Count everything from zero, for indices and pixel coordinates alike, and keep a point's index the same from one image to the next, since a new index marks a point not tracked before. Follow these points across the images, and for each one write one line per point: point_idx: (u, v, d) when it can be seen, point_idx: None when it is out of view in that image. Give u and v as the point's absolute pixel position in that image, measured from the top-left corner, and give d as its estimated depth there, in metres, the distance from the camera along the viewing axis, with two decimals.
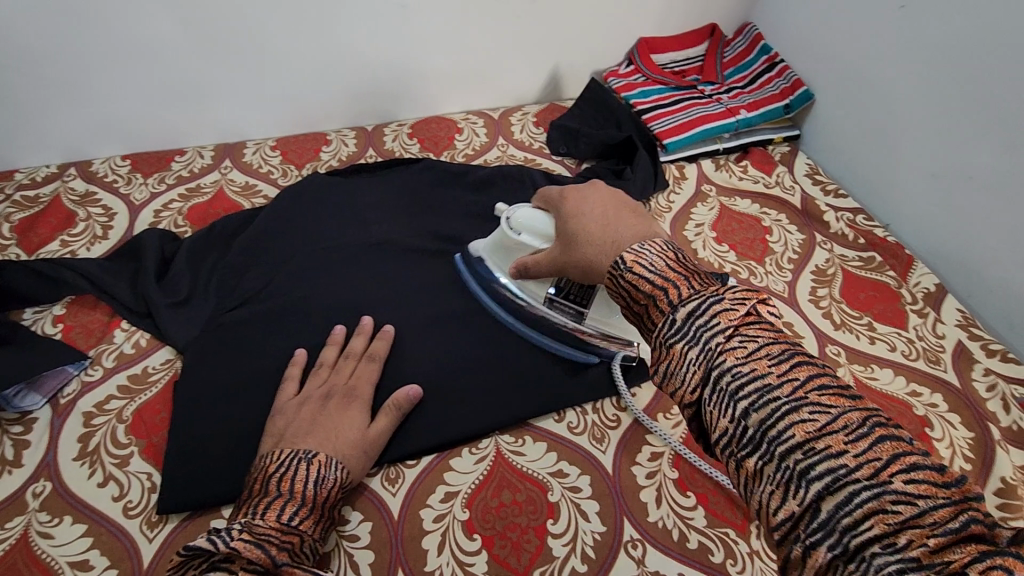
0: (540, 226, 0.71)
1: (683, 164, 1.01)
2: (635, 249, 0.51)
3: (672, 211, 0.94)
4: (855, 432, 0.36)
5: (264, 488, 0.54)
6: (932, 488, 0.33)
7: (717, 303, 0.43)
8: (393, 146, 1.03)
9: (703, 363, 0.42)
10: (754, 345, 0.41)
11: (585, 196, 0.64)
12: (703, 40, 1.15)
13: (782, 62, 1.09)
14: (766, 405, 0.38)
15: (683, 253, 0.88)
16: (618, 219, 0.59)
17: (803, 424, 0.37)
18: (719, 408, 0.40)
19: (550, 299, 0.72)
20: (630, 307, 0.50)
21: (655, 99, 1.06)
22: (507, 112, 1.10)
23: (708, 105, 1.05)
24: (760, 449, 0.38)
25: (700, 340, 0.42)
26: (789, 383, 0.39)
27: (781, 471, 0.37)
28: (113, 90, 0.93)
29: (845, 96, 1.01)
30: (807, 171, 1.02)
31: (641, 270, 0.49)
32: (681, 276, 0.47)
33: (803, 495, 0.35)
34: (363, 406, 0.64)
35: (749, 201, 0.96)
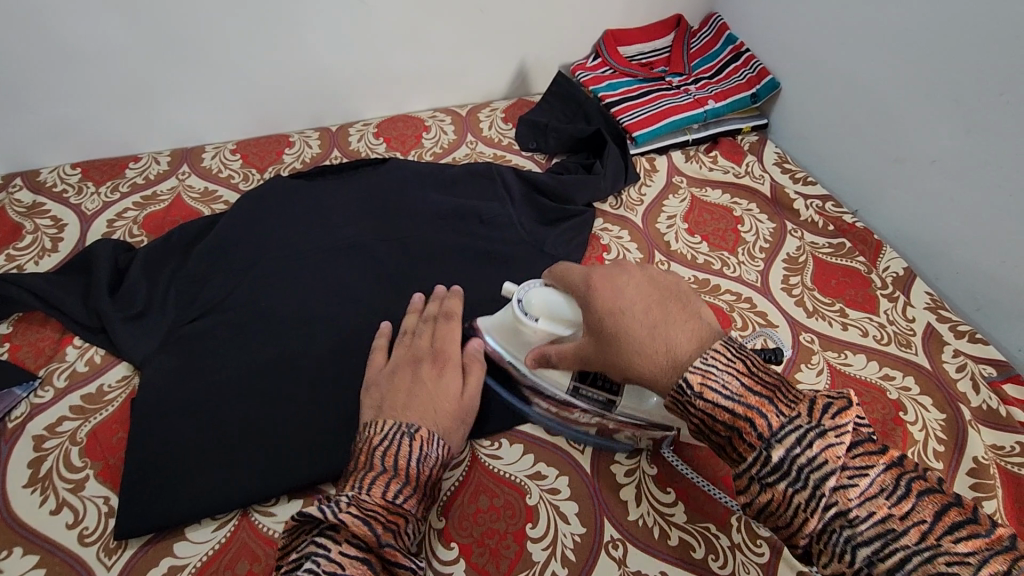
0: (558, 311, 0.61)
1: (653, 156, 1.00)
2: (700, 365, 0.46)
3: (644, 204, 0.94)
4: (909, 503, 0.40)
5: (370, 461, 0.54)
6: (963, 531, 0.39)
7: (807, 432, 0.43)
8: (358, 146, 1.00)
9: (775, 455, 0.43)
10: (821, 428, 0.43)
11: (618, 284, 0.55)
12: (670, 31, 1.15)
13: (747, 52, 1.09)
14: (822, 477, 0.41)
15: (655, 246, 0.88)
16: (668, 319, 0.51)
17: (848, 491, 0.41)
18: (780, 489, 0.42)
19: (575, 386, 0.62)
20: (702, 431, 0.47)
21: (624, 92, 1.06)
22: (475, 109, 1.08)
23: (676, 96, 1.04)
24: (833, 533, 0.41)
25: (775, 442, 0.43)
26: (857, 469, 0.41)
27: (839, 537, 0.41)
28: (60, 95, 0.89)
29: (810, 84, 1.01)
30: (776, 159, 1.02)
31: (714, 396, 0.45)
32: (762, 402, 0.44)
33: (861, 561, 0.40)
34: (451, 370, 0.63)
35: (720, 191, 0.96)
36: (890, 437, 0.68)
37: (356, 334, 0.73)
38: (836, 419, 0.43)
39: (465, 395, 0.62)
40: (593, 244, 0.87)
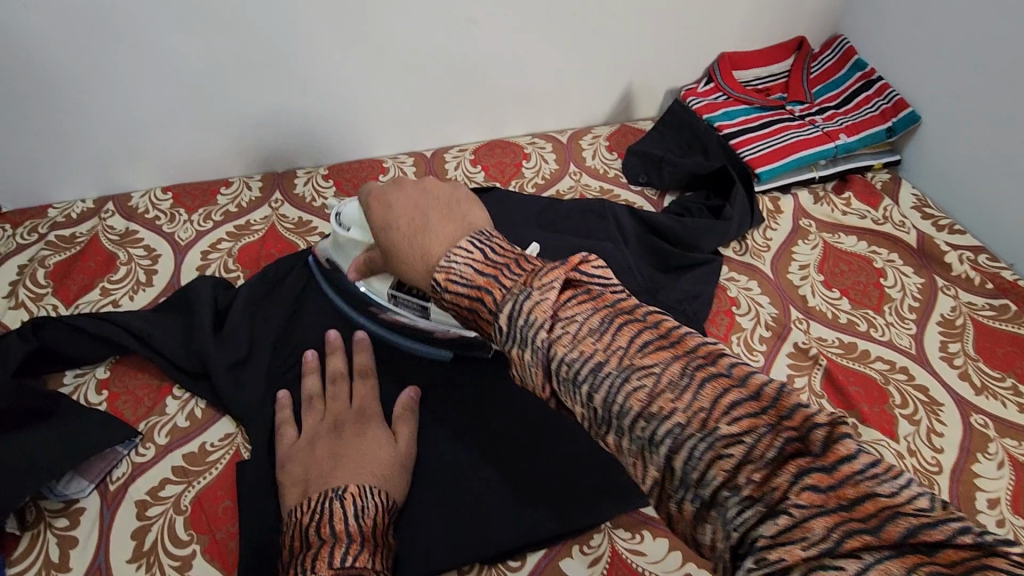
0: (362, 220, 0.67)
1: (776, 195, 0.92)
2: (443, 263, 0.46)
3: (772, 250, 0.85)
4: (703, 402, 0.35)
5: (305, 541, 0.47)
6: (713, 376, 0.35)
7: (527, 299, 0.40)
8: (456, 175, 0.94)
9: (540, 360, 0.39)
10: (574, 326, 0.39)
11: (388, 202, 0.56)
12: (789, 54, 1.05)
13: (880, 80, 0.99)
14: (613, 386, 0.37)
15: (790, 300, 0.79)
16: (424, 220, 0.52)
17: (825, 573, 0.29)
18: (525, 358, 0.40)
19: (393, 295, 0.66)
20: (461, 323, 0.47)
21: (741, 122, 0.97)
22: (576, 136, 1.01)
23: (802, 127, 0.95)
24: (612, 427, 0.37)
25: (527, 343, 0.40)
26: (660, 387, 0.36)
27: (573, 387, 0.38)
28: (152, 116, 0.85)
29: (958, 119, 0.90)
30: (915, 203, 0.92)
31: (453, 286, 0.45)
32: (492, 280, 0.43)
33: (584, 397, 0.38)
34: (380, 423, 0.60)
35: (855, 237, 0.86)
36: None
37: (473, 394, 0.66)
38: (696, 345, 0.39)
39: (402, 444, 0.59)
40: (720, 295, 0.79)
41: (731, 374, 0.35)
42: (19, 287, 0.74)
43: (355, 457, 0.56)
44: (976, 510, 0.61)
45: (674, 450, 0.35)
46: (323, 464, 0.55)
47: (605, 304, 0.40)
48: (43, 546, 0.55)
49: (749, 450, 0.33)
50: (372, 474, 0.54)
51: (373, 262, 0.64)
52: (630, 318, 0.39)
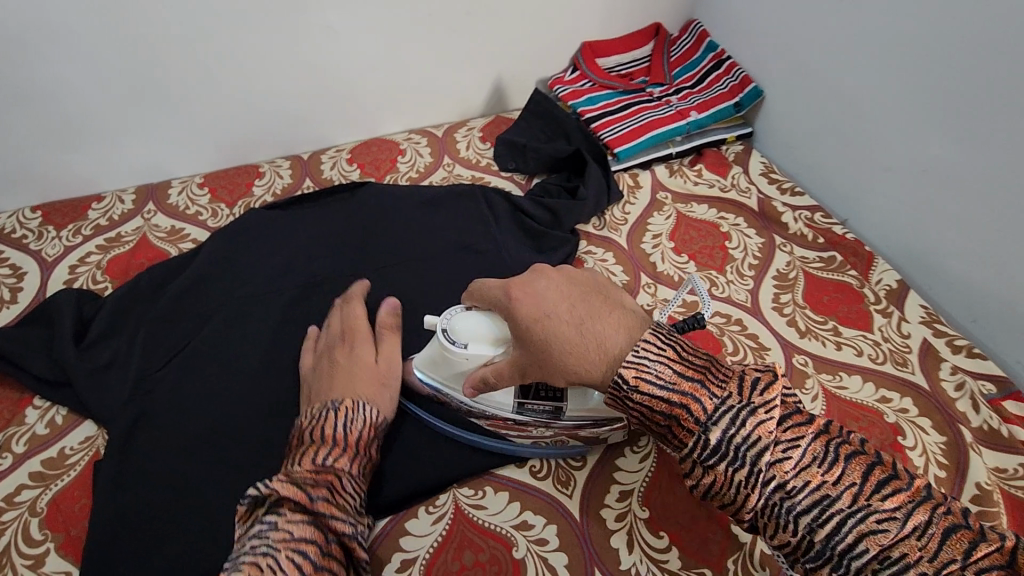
0: (480, 331, 0.61)
1: (637, 171, 0.98)
2: (634, 359, 0.53)
3: (628, 223, 0.91)
4: (918, 532, 0.45)
5: (302, 440, 0.58)
6: (891, 490, 0.46)
7: (749, 414, 0.50)
8: (331, 175, 0.97)
9: (755, 484, 0.49)
10: (800, 455, 0.49)
11: (538, 291, 0.58)
12: (649, 40, 1.12)
13: (729, 59, 1.07)
14: (839, 523, 0.46)
15: (641, 267, 0.85)
16: (585, 314, 0.56)
17: (876, 535, 0.45)
18: (734, 475, 0.50)
19: (520, 402, 0.62)
20: (646, 420, 0.55)
21: (603, 106, 1.03)
22: (451, 129, 1.06)
23: (657, 108, 1.02)
24: (834, 565, 0.46)
25: (748, 463, 0.49)
26: (843, 489, 0.47)
27: (782, 509, 0.48)
28: (11, 138, 0.85)
29: (793, 93, 0.98)
30: (762, 170, 1.00)
31: (649, 387, 0.52)
32: (695, 382, 0.52)
33: (803, 528, 0.47)
34: (365, 340, 0.67)
35: (705, 206, 0.93)
36: None
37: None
38: (765, 394, 0.51)
39: (381, 362, 0.66)
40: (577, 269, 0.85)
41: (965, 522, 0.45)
42: None
43: (345, 378, 0.63)
44: None
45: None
46: (323, 383, 0.64)
47: (783, 401, 0.52)
48: None
49: (805, 457, 0.49)
50: (357, 390, 0.62)
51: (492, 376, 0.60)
52: (852, 452, 0.49)
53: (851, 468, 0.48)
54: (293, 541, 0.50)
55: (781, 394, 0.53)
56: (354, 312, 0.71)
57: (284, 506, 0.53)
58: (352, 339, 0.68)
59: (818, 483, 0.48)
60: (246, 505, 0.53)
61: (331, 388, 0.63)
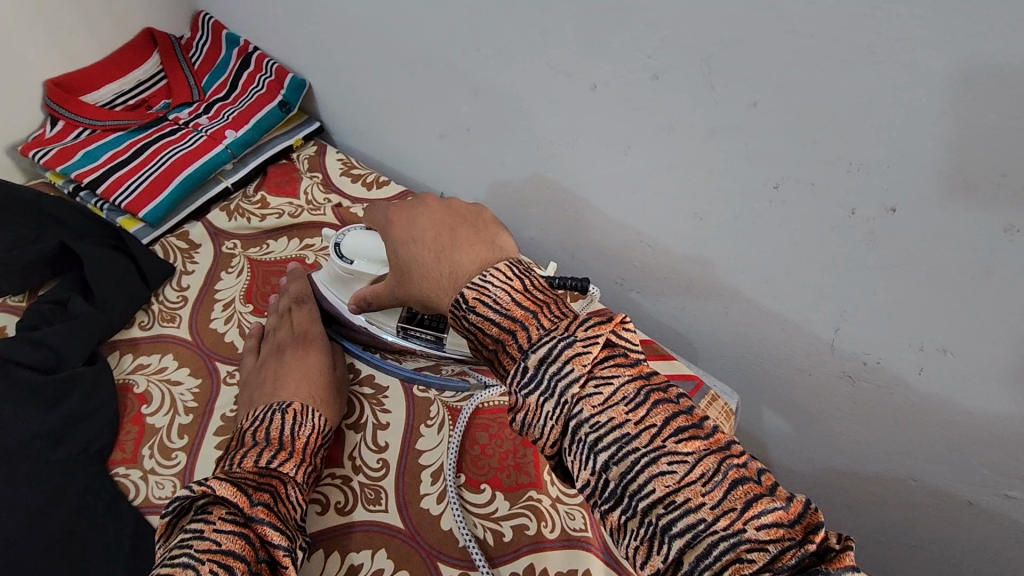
0: (370, 253, 0.61)
1: (187, 227, 0.78)
2: (478, 282, 0.48)
3: (188, 302, 0.71)
4: (710, 481, 0.37)
5: (241, 441, 0.54)
6: (689, 435, 0.39)
7: (568, 346, 0.42)
8: None
9: (560, 416, 0.42)
10: (610, 390, 0.41)
11: (412, 217, 0.56)
12: (151, 53, 0.88)
13: (256, 50, 0.88)
14: (635, 463, 0.39)
15: (215, 354, 0.67)
16: (452, 241, 0.52)
17: (664, 477, 0.38)
18: (543, 408, 0.42)
19: (404, 327, 0.63)
20: (479, 346, 0.49)
21: (110, 158, 0.79)
22: None
23: (185, 138, 0.81)
24: (622, 504, 0.39)
25: (555, 392, 0.42)
26: (647, 432, 0.39)
27: (583, 445, 0.41)
28: None
29: (330, 74, 0.85)
30: (342, 168, 0.86)
31: (486, 311, 0.47)
32: (528, 314, 0.46)
33: (600, 466, 0.40)
34: (320, 347, 0.64)
35: (283, 239, 0.78)
36: (522, 470, 0.59)
37: None
38: (592, 330, 0.43)
39: (321, 368, 0.62)
40: (125, 400, 0.63)
41: (759, 478, 0.38)
42: None
43: (296, 379, 0.60)
44: (422, 495, 0.58)
45: (663, 524, 0.37)
46: (266, 386, 0.60)
47: (614, 351, 0.44)
48: None
49: (616, 395, 0.41)
50: (301, 395, 0.58)
51: (374, 298, 0.60)
52: (667, 397, 0.41)
53: (654, 410, 0.40)
54: (222, 551, 0.42)
55: (620, 335, 0.45)
56: (305, 317, 0.66)
57: (215, 511, 0.45)
58: (306, 335, 0.64)
59: (621, 423, 0.40)
60: (172, 510, 0.45)
61: (278, 392, 0.59)
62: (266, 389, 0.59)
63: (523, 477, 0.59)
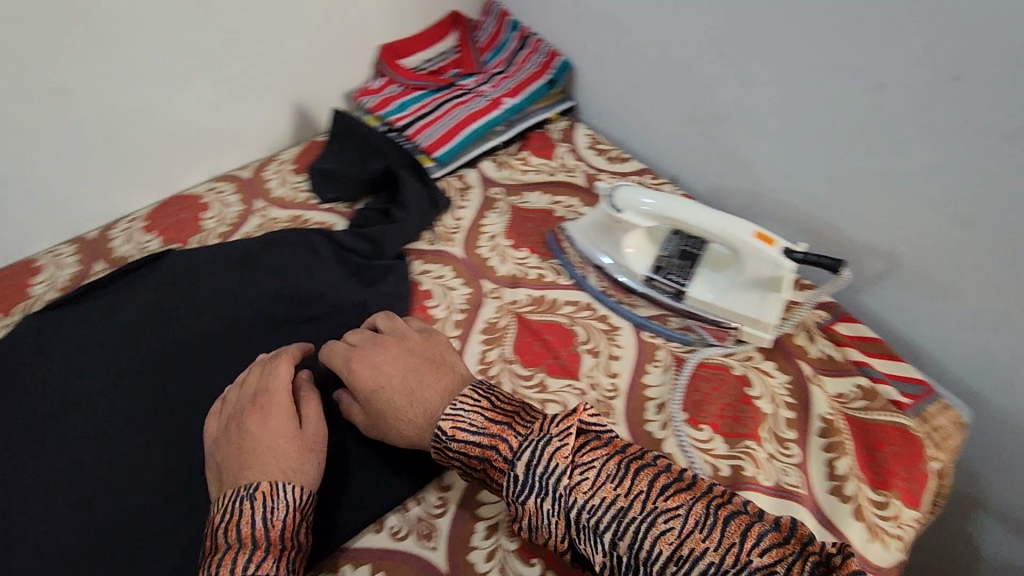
0: (641, 205, 0.69)
1: (463, 171, 0.94)
2: (450, 411, 0.56)
3: (462, 230, 0.87)
4: (707, 527, 0.47)
5: (213, 542, 0.49)
6: (672, 491, 0.49)
7: (547, 445, 0.51)
8: (127, 250, 0.85)
9: (560, 510, 0.50)
10: (594, 473, 0.50)
11: (375, 364, 0.61)
12: (451, 30, 1.06)
13: (534, 34, 1.03)
14: (641, 530, 0.47)
15: (481, 273, 0.81)
16: (417, 380, 0.60)
17: (666, 537, 0.47)
18: (543, 507, 0.50)
19: (649, 277, 0.76)
20: (467, 468, 0.56)
21: (415, 110, 0.97)
22: (259, 168, 0.96)
23: (472, 101, 0.97)
24: (639, 573, 0.47)
25: (549, 491, 0.50)
26: (638, 500, 0.49)
27: (590, 529, 0.49)
28: None
29: (597, 60, 0.97)
30: (589, 142, 0.98)
31: (464, 435, 0.55)
32: (503, 426, 0.54)
33: (609, 545, 0.48)
34: (287, 407, 0.58)
35: (538, 193, 0.91)
36: (741, 422, 0.65)
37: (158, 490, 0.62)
38: (560, 425, 0.52)
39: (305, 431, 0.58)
40: (414, 293, 0.80)
41: (747, 508, 0.48)
42: None
43: (262, 452, 0.54)
44: (647, 420, 0.66)
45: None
46: (229, 457, 0.55)
47: (581, 441, 0.52)
48: None
49: (601, 475, 0.50)
50: (280, 468, 0.54)
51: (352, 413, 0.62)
52: (644, 465, 0.51)
53: (635, 480, 0.49)
54: None
55: (585, 424, 0.53)
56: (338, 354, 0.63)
57: None
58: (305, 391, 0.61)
59: (612, 499, 0.49)
60: None
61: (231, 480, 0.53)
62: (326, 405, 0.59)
63: (742, 429, 0.65)
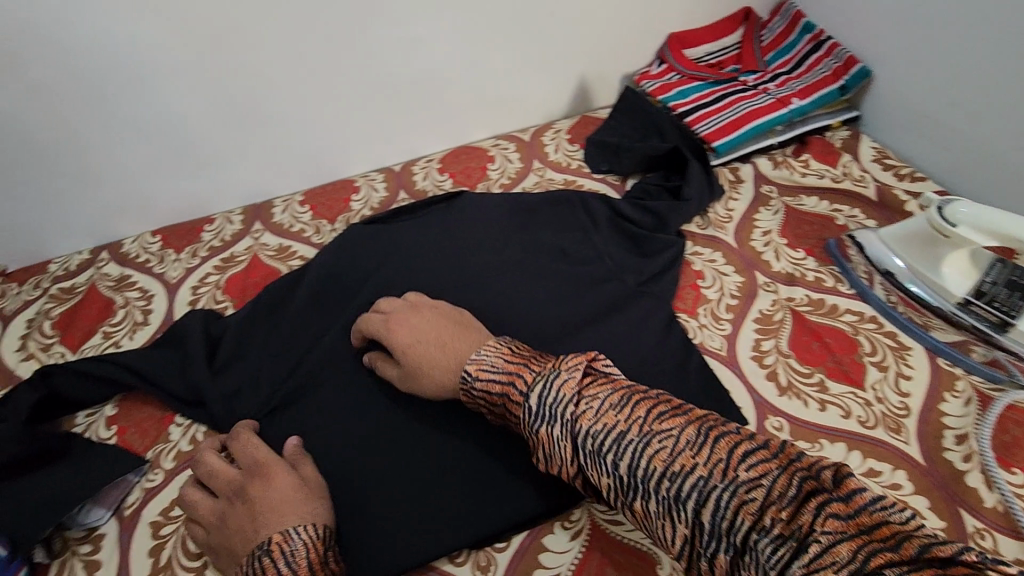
0: (982, 220, 0.66)
1: (736, 165, 0.94)
2: (476, 356, 0.59)
3: (733, 220, 0.87)
4: (695, 445, 0.46)
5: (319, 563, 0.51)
6: (667, 416, 0.48)
7: (559, 377, 0.52)
8: (424, 186, 0.97)
9: (568, 433, 0.50)
10: (597, 403, 0.50)
11: (419, 317, 0.66)
12: (737, 26, 1.06)
13: (829, 39, 0.99)
14: (635, 451, 0.47)
15: (755, 266, 0.81)
16: (440, 339, 0.63)
17: (660, 454, 0.46)
18: (554, 434, 0.50)
19: (964, 302, 0.71)
20: (491, 409, 0.58)
21: (696, 99, 0.98)
22: (537, 133, 1.04)
23: (755, 97, 0.96)
24: (643, 493, 0.47)
25: (557, 417, 0.50)
26: (636, 424, 0.48)
27: (598, 455, 0.48)
28: (117, 165, 0.87)
29: (905, 70, 0.91)
30: (875, 155, 0.93)
31: (486, 373, 0.57)
32: (521, 365, 0.56)
33: (612, 467, 0.48)
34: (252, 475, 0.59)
35: (817, 198, 0.88)
36: None
37: None
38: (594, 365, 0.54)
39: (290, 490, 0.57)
40: (685, 271, 0.81)
41: (740, 432, 0.46)
42: (29, 340, 0.80)
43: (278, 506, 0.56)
44: (945, 448, 0.63)
45: (678, 493, 0.45)
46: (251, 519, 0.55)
47: (609, 381, 0.52)
48: (70, 571, 0.60)
49: (605, 405, 0.50)
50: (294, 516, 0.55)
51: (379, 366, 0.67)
52: (644, 396, 0.51)
53: (634, 407, 0.49)
54: None
55: (598, 368, 0.54)
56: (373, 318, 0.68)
57: None
58: (406, 321, 0.66)
59: (613, 424, 0.49)
60: None
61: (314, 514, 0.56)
62: (435, 339, 0.63)
63: None
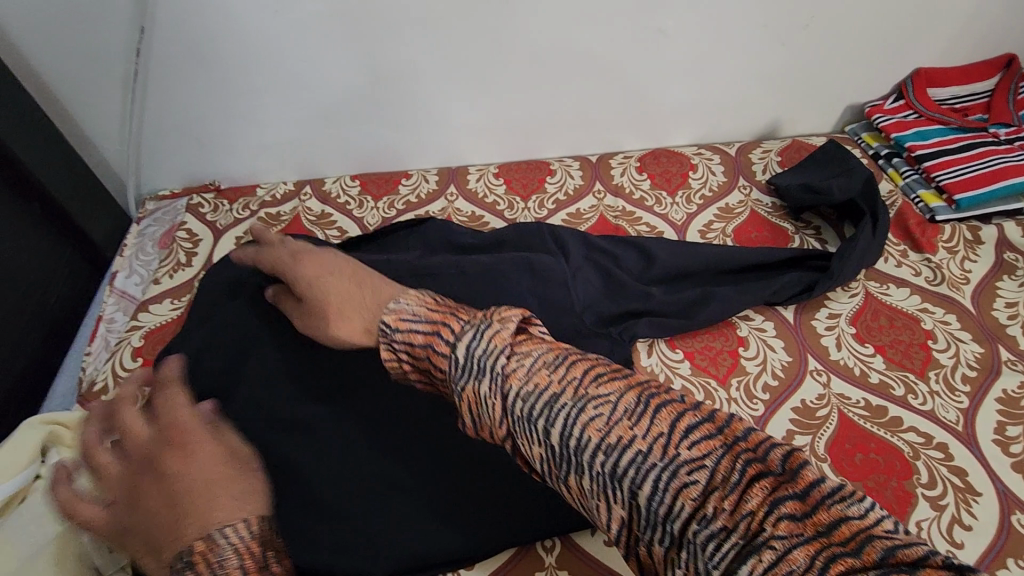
0: None
1: (975, 224, 0.85)
2: (392, 305, 0.47)
3: (971, 283, 0.78)
4: (634, 414, 0.35)
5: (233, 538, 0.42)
6: (606, 379, 0.38)
7: (485, 328, 0.41)
8: (622, 181, 0.94)
9: (494, 391, 0.38)
10: (529, 359, 0.39)
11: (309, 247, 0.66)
12: (994, 73, 0.95)
13: None
14: (565, 418, 0.36)
15: (997, 339, 0.72)
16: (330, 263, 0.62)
17: (595, 422, 0.35)
18: (480, 391, 0.38)
19: None
20: (415, 365, 0.46)
21: (936, 143, 0.90)
22: (744, 148, 0.98)
23: (1010, 153, 0.86)
24: (573, 468, 0.36)
25: (482, 370, 0.39)
26: (569, 386, 0.37)
27: (526, 422, 0.37)
28: (340, 110, 0.88)
29: None
30: None
31: (406, 322, 0.45)
32: (447, 314, 0.44)
33: (539, 433, 0.36)
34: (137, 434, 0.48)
35: None
36: None
37: None
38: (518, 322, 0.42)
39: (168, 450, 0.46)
40: (913, 328, 0.73)
41: (680, 398, 0.37)
42: None
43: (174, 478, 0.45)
44: None
45: (609, 470, 0.34)
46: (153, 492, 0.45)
47: (557, 346, 0.41)
48: None
49: (536, 361, 0.39)
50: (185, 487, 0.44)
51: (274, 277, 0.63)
52: (582, 358, 0.40)
53: (569, 367, 0.38)
54: None
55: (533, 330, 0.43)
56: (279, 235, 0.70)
57: None
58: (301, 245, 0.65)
59: (546, 385, 0.37)
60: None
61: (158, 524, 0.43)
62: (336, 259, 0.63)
63: None
